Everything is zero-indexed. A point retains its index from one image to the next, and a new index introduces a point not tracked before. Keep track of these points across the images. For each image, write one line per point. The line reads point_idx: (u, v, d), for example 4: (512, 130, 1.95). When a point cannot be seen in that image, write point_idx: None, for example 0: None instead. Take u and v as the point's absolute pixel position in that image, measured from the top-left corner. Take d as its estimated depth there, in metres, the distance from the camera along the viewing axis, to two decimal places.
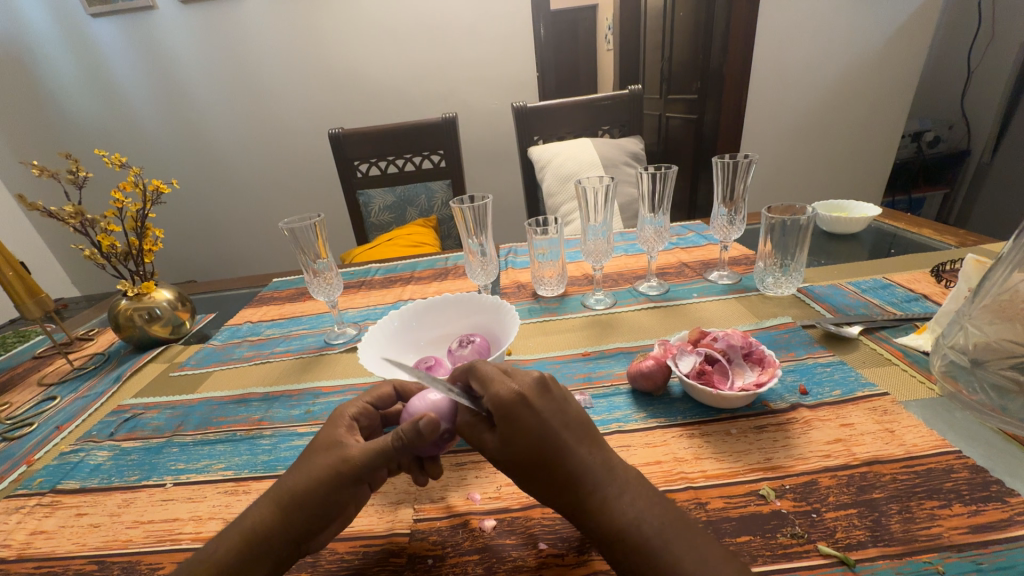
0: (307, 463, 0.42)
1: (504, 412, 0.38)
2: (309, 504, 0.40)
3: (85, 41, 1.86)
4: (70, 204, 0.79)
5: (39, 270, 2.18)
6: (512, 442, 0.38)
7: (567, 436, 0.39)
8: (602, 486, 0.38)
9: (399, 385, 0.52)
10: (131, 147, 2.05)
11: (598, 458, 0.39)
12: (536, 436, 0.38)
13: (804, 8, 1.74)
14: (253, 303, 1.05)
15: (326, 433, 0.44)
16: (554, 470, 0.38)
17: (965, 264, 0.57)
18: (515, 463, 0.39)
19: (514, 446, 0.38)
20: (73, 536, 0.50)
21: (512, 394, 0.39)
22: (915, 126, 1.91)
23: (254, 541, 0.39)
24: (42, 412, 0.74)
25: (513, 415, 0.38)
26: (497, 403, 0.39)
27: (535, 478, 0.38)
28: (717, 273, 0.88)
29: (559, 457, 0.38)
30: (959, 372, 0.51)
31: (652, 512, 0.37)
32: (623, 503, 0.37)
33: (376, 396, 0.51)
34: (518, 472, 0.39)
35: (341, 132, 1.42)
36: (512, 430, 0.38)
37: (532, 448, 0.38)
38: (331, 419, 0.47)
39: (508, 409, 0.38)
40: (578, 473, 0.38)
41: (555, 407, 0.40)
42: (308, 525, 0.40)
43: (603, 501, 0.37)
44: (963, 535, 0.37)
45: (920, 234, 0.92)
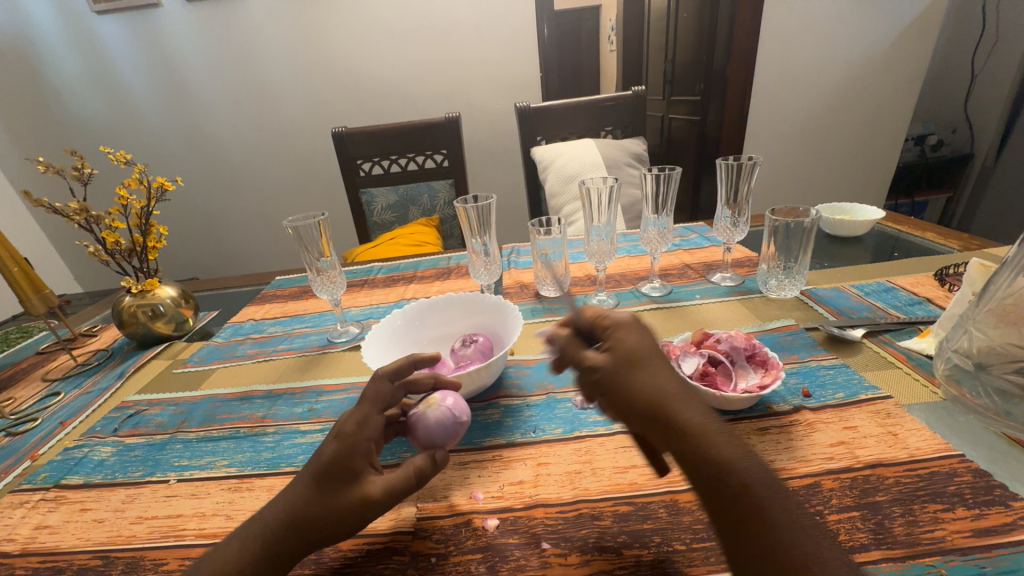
0: (326, 498, 0.40)
1: (620, 327, 0.43)
2: (332, 534, 0.40)
3: (91, 38, 1.86)
4: (75, 201, 0.79)
5: (42, 266, 2.18)
6: (620, 348, 0.40)
7: (668, 365, 0.39)
8: (695, 415, 0.35)
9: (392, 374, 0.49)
10: (135, 144, 2.06)
11: (690, 394, 0.38)
12: (644, 348, 0.41)
13: (809, 11, 1.74)
14: (256, 300, 1.05)
15: (344, 465, 0.41)
16: (651, 382, 0.37)
17: (969, 268, 0.57)
18: (618, 370, 0.39)
19: (623, 350, 0.40)
20: (78, 531, 0.51)
21: (630, 319, 0.44)
22: (918, 130, 1.90)
23: (275, 556, 0.39)
24: (46, 408, 0.75)
25: (623, 329, 0.43)
26: (614, 324, 0.44)
27: (631, 386, 0.37)
28: (720, 275, 0.88)
29: (659, 374, 0.38)
30: (963, 376, 0.51)
31: (746, 461, 0.33)
32: (718, 440, 0.34)
33: (379, 399, 0.46)
34: (618, 378, 0.38)
35: (344, 130, 1.42)
36: (623, 338, 0.41)
37: (639, 357, 0.39)
38: (344, 442, 0.42)
39: (622, 324, 0.43)
40: (672, 397, 0.36)
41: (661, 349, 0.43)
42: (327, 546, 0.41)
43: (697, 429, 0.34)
44: (966, 539, 0.37)
45: (923, 237, 0.92)
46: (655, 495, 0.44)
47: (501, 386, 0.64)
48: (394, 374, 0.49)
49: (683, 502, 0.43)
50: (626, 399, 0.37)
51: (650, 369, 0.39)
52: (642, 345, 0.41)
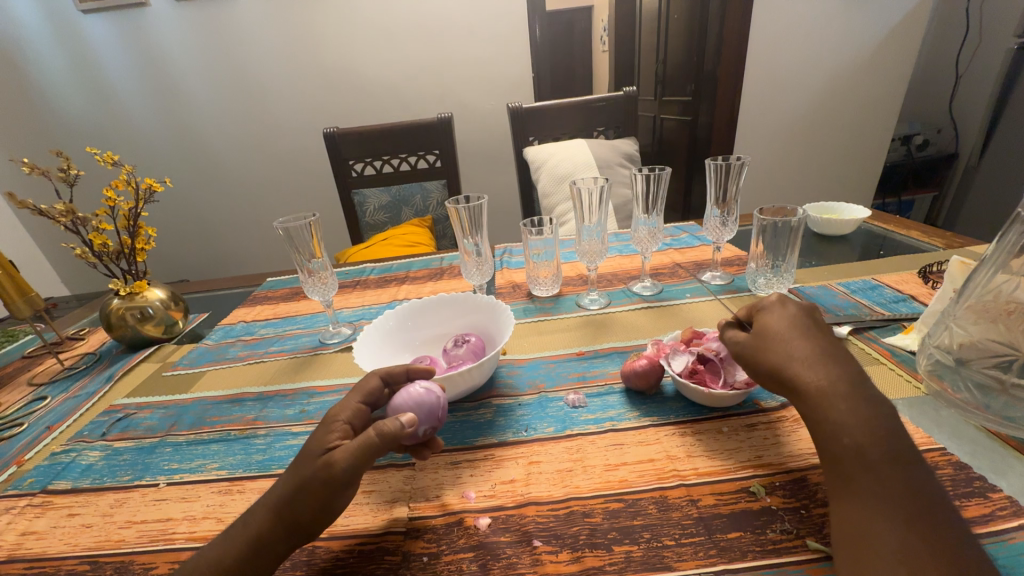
0: (297, 476, 0.42)
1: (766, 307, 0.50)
2: (306, 517, 0.41)
3: (77, 38, 1.84)
4: (61, 203, 0.78)
5: (28, 269, 2.15)
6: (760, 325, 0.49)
7: (808, 338, 0.45)
8: (819, 377, 0.42)
9: (383, 374, 0.50)
10: (123, 145, 2.03)
11: (824, 359, 0.43)
12: (784, 323, 0.47)
13: (797, 12, 1.76)
14: (247, 302, 1.05)
15: (319, 444, 0.43)
16: (780, 352, 0.45)
17: (950, 266, 0.58)
18: (753, 344, 0.48)
19: (763, 327, 0.48)
20: (65, 536, 0.50)
21: (775, 299, 0.50)
22: (904, 129, 1.93)
23: (261, 550, 0.40)
24: (32, 413, 0.74)
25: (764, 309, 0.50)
26: (762, 305, 0.50)
27: (762, 357, 0.46)
28: (710, 274, 0.89)
29: (790, 345, 0.45)
30: (944, 372, 0.52)
31: (871, 434, 0.37)
32: (836, 408, 0.39)
33: (365, 393, 0.49)
34: (752, 350, 0.48)
35: (336, 131, 1.42)
36: (766, 317, 0.49)
37: (774, 332, 0.47)
38: (324, 423, 0.45)
39: (765, 305, 0.50)
40: (797, 365, 0.43)
41: (822, 325, 0.47)
42: (308, 534, 0.41)
43: (816, 394, 0.41)
44: None
45: (908, 236, 0.94)
46: (645, 492, 0.45)
47: (493, 385, 0.65)
48: (387, 377, 0.51)
49: (672, 497, 0.44)
50: (757, 366, 0.47)
51: (781, 340, 0.46)
52: (778, 320, 0.47)
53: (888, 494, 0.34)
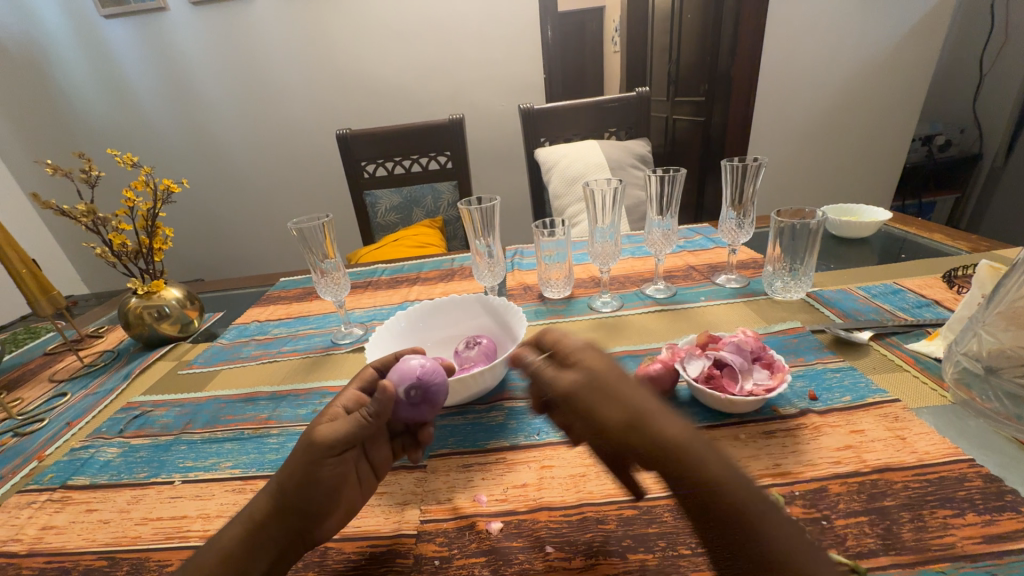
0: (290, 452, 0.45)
1: (585, 356, 0.40)
2: (295, 494, 0.42)
3: (98, 42, 1.88)
4: (83, 203, 0.80)
5: (50, 267, 2.20)
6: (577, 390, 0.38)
7: (646, 389, 0.37)
8: (674, 438, 0.33)
9: (377, 364, 0.53)
10: (141, 146, 2.07)
11: (669, 412, 0.35)
12: (612, 373, 0.37)
13: (814, 10, 1.73)
14: (261, 302, 1.06)
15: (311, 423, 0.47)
16: (631, 403, 0.34)
17: (979, 270, 0.57)
18: (591, 393, 0.36)
19: (591, 373, 0.38)
20: (83, 531, 0.51)
21: (592, 348, 0.41)
22: (925, 129, 1.89)
23: (257, 535, 0.41)
24: (53, 409, 0.75)
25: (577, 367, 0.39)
26: (580, 352, 0.41)
27: (609, 411, 0.35)
28: (725, 277, 0.88)
29: (636, 395, 0.35)
30: (972, 380, 0.51)
31: (750, 495, 0.32)
32: (713, 465, 0.32)
33: (362, 381, 0.52)
34: (586, 399, 0.37)
35: (349, 132, 1.43)
36: (588, 366, 0.39)
37: (602, 383, 0.36)
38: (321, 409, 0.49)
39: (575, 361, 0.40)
40: (657, 417, 0.34)
41: (631, 367, 0.39)
42: (302, 518, 0.42)
43: (683, 454, 0.32)
44: (978, 545, 0.36)
45: (931, 239, 0.91)
46: (659, 499, 0.44)
47: (505, 387, 0.64)
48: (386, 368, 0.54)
49: None
50: (599, 425, 0.36)
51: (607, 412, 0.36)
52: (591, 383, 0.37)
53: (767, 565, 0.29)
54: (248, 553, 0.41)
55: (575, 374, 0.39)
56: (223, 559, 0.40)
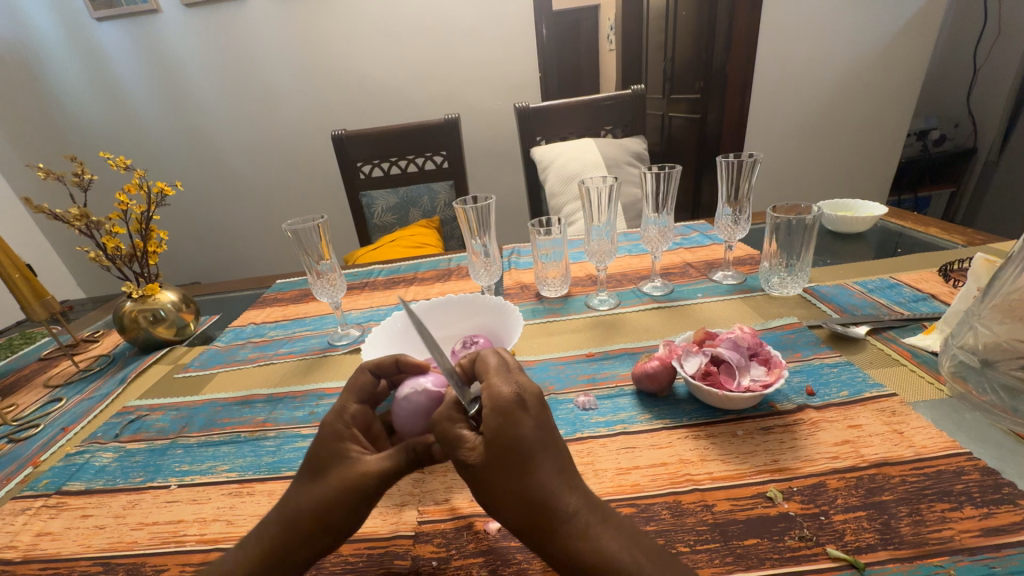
0: (321, 483, 0.40)
1: (498, 408, 0.36)
2: (330, 529, 0.39)
3: (90, 44, 1.87)
4: (75, 207, 0.79)
5: (45, 271, 2.19)
6: (493, 443, 0.36)
7: (547, 462, 0.35)
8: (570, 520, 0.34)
9: (372, 367, 0.49)
10: (135, 149, 2.06)
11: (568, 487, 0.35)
12: (522, 444, 0.35)
13: (809, 5, 1.73)
14: (257, 304, 1.05)
15: (331, 449, 0.41)
16: (532, 488, 0.34)
17: (973, 263, 0.56)
18: (492, 470, 0.35)
19: (494, 445, 0.35)
20: (79, 537, 0.51)
21: (511, 397, 0.37)
22: (920, 124, 1.90)
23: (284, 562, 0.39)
24: (49, 414, 0.75)
25: (505, 416, 0.36)
26: (489, 400, 0.37)
27: (510, 494, 0.35)
28: (721, 273, 0.88)
29: (537, 476, 0.35)
30: (969, 373, 0.51)
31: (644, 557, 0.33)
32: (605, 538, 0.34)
33: (358, 389, 0.47)
34: (513, 463, 0.35)
35: (344, 133, 1.42)
36: (494, 429, 0.36)
37: (502, 460, 0.35)
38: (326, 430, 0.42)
39: (506, 410, 0.36)
40: (552, 498, 0.34)
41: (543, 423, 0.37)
42: (333, 546, 0.40)
43: (578, 533, 0.33)
44: (975, 538, 0.36)
45: (927, 233, 0.92)
46: (657, 496, 0.44)
47: None
48: (376, 369, 0.49)
49: (685, 503, 0.43)
50: (523, 492, 0.34)
51: (529, 470, 0.35)
52: (520, 440, 0.35)
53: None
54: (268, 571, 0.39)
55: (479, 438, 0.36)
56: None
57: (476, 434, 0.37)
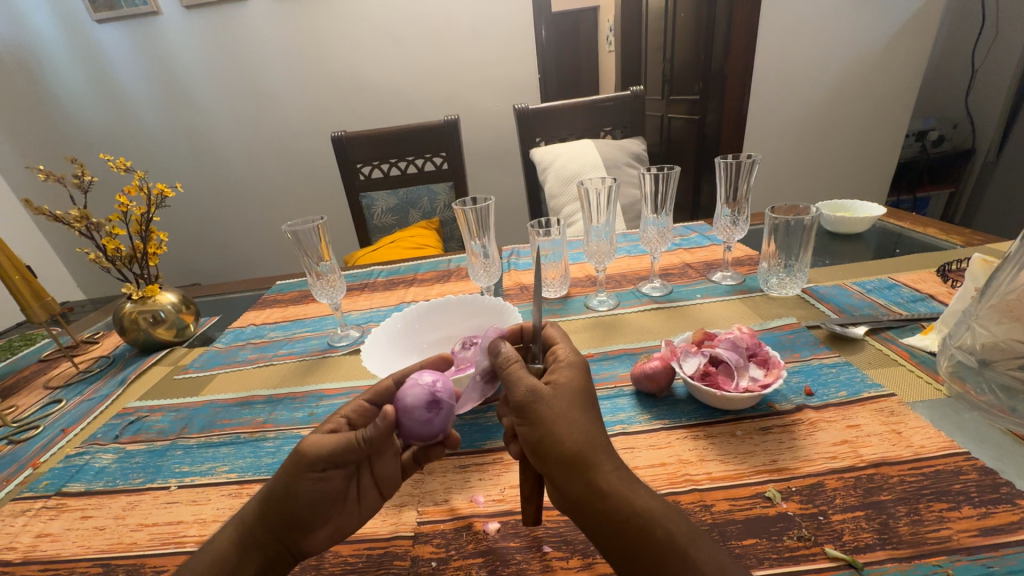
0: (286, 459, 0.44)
1: (570, 365, 0.43)
2: (282, 510, 0.42)
3: (90, 45, 1.87)
4: (75, 208, 0.79)
5: (44, 273, 2.19)
6: (564, 387, 0.41)
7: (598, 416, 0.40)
8: (611, 464, 0.36)
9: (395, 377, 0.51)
10: (135, 151, 2.07)
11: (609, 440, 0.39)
12: (585, 392, 0.41)
13: (808, 7, 1.74)
14: (257, 305, 1.05)
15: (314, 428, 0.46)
16: (591, 428, 0.38)
17: (970, 263, 0.56)
18: (563, 406, 0.39)
19: (565, 388, 0.40)
20: (79, 538, 0.51)
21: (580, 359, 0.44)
22: (919, 125, 1.91)
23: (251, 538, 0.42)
24: (48, 415, 0.75)
25: (576, 371, 0.43)
26: (560, 360, 0.44)
27: (575, 428, 0.37)
28: (720, 274, 0.88)
29: (595, 422, 0.39)
30: (966, 373, 0.51)
31: (671, 515, 0.34)
32: (636, 491, 0.35)
33: (375, 393, 0.50)
34: (578, 405, 0.39)
35: (344, 134, 1.42)
36: (567, 376, 0.42)
37: (572, 397, 0.40)
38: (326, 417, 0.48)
39: (578, 365, 0.43)
40: (602, 444, 0.38)
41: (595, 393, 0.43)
42: (289, 528, 0.42)
43: (621, 480, 0.36)
44: (973, 538, 0.36)
45: (926, 233, 0.92)
46: None
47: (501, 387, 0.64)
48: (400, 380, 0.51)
49: (684, 503, 0.43)
50: (583, 430, 0.38)
51: (588, 415, 0.39)
52: (584, 389, 0.41)
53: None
54: (238, 556, 0.41)
55: (552, 382, 0.41)
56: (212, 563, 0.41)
57: (548, 379, 0.42)
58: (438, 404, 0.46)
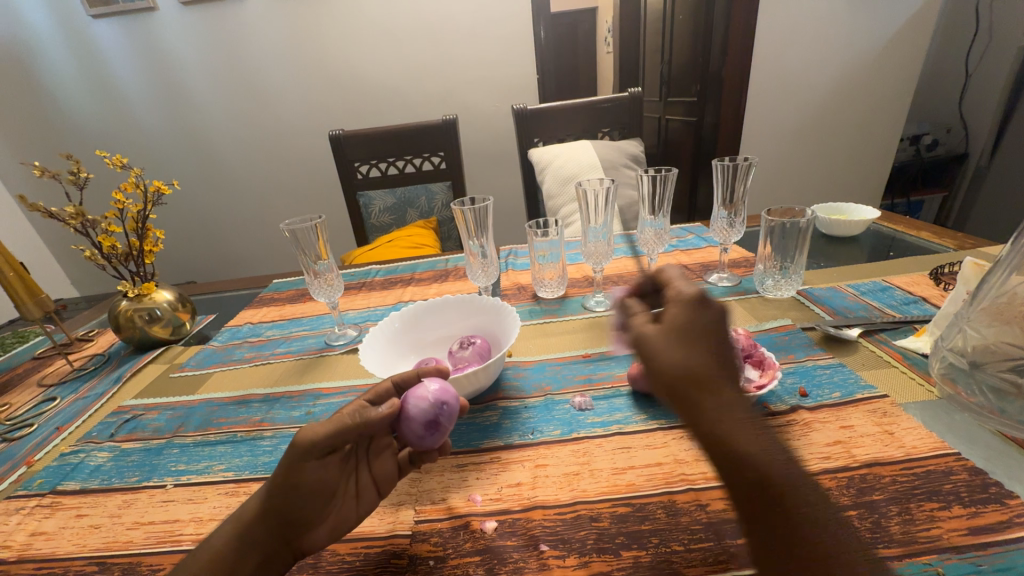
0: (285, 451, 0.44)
1: (683, 302, 0.41)
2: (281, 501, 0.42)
3: (86, 41, 1.86)
4: (71, 205, 0.79)
5: (37, 270, 2.17)
6: (672, 324, 0.39)
7: (714, 351, 0.37)
8: (713, 396, 0.35)
9: (396, 379, 0.50)
10: (131, 147, 2.05)
11: (724, 376, 0.36)
12: (696, 328, 0.39)
13: (805, 11, 1.75)
14: (253, 304, 1.05)
15: None
16: (695, 360, 0.36)
17: (962, 267, 0.57)
18: (668, 341, 0.38)
19: (672, 325, 0.39)
20: (74, 537, 0.50)
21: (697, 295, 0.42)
22: (913, 130, 1.93)
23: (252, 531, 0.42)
24: (42, 413, 0.74)
25: (690, 307, 0.41)
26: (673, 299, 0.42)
27: (677, 361, 0.37)
28: (717, 275, 0.88)
29: (703, 355, 0.37)
30: (958, 375, 0.51)
31: (780, 463, 0.32)
32: (740, 427, 0.33)
33: (375, 394, 0.49)
34: (686, 340, 0.38)
35: (342, 133, 1.42)
36: (678, 312, 0.40)
37: (680, 331, 0.38)
38: None
39: (690, 301, 0.41)
40: (705, 377, 0.36)
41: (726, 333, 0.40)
42: (289, 522, 0.42)
43: (723, 413, 0.34)
44: (963, 537, 0.37)
45: (919, 237, 0.93)
46: (652, 496, 0.44)
47: (499, 387, 0.64)
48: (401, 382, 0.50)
49: (680, 503, 0.43)
50: (687, 361, 0.36)
51: (694, 348, 0.37)
52: (694, 325, 0.39)
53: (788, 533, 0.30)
54: (238, 551, 0.41)
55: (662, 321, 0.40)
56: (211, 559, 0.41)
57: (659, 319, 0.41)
58: (437, 426, 0.47)
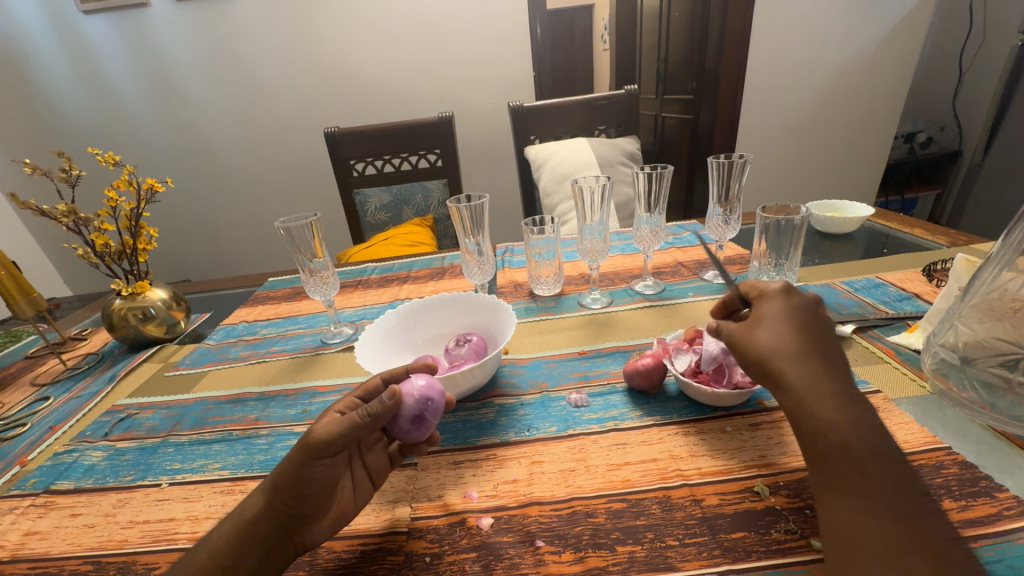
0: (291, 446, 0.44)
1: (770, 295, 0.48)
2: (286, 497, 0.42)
3: (78, 37, 1.84)
4: (63, 203, 0.78)
5: (30, 269, 2.15)
6: (759, 315, 0.47)
7: (800, 335, 0.44)
8: (804, 373, 0.41)
9: (386, 374, 0.50)
10: (124, 145, 2.04)
11: (818, 360, 0.42)
12: (782, 317, 0.45)
13: (800, 9, 1.75)
14: (248, 302, 1.05)
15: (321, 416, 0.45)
16: (775, 344, 0.44)
17: (956, 264, 0.58)
18: (750, 330, 0.46)
19: (757, 317, 0.47)
20: (68, 536, 0.50)
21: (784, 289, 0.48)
22: (908, 127, 1.94)
23: (257, 525, 0.42)
24: (35, 413, 0.74)
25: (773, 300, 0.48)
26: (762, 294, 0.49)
27: (758, 347, 0.45)
28: (712, 273, 0.89)
29: (788, 338, 0.44)
30: (950, 370, 0.52)
31: (856, 430, 0.38)
32: (824, 405, 0.39)
33: (365, 390, 0.49)
34: (770, 328, 0.45)
35: (337, 130, 1.41)
36: (768, 306, 0.47)
37: (767, 319, 0.46)
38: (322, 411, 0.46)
39: (769, 293, 0.48)
40: (786, 359, 0.42)
41: (827, 323, 0.46)
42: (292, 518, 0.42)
43: (801, 387, 0.41)
44: (953, 530, 0.38)
45: (912, 234, 0.93)
46: (648, 492, 0.44)
47: (495, 385, 0.64)
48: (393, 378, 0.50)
49: (675, 498, 0.43)
50: (770, 346, 0.44)
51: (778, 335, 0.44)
52: (778, 314, 0.46)
53: (873, 501, 0.34)
54: (240, 548, 0.41)
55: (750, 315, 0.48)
56: (214, 556, 0.41)
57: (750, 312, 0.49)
58: (423, 421, 0.47)
